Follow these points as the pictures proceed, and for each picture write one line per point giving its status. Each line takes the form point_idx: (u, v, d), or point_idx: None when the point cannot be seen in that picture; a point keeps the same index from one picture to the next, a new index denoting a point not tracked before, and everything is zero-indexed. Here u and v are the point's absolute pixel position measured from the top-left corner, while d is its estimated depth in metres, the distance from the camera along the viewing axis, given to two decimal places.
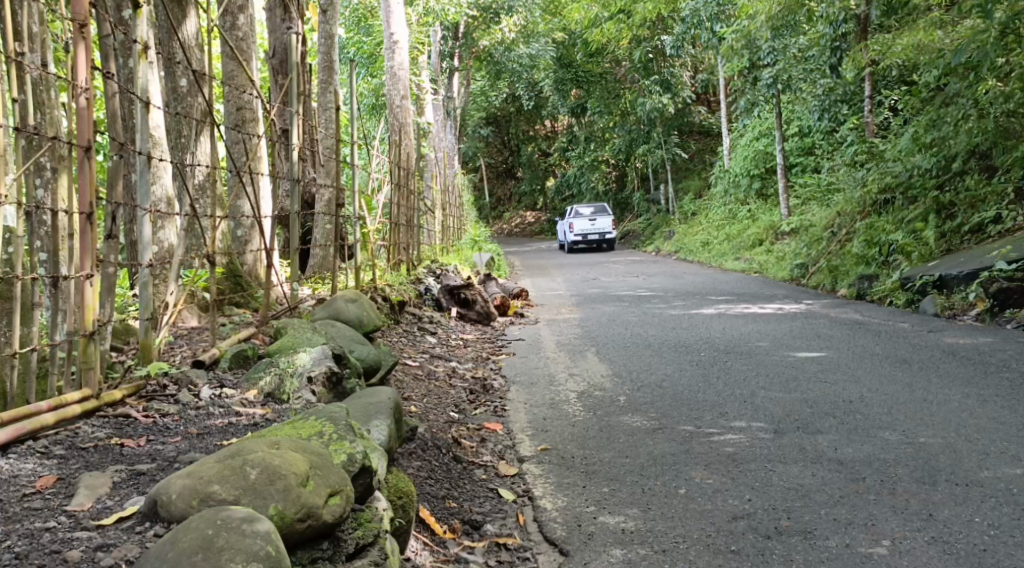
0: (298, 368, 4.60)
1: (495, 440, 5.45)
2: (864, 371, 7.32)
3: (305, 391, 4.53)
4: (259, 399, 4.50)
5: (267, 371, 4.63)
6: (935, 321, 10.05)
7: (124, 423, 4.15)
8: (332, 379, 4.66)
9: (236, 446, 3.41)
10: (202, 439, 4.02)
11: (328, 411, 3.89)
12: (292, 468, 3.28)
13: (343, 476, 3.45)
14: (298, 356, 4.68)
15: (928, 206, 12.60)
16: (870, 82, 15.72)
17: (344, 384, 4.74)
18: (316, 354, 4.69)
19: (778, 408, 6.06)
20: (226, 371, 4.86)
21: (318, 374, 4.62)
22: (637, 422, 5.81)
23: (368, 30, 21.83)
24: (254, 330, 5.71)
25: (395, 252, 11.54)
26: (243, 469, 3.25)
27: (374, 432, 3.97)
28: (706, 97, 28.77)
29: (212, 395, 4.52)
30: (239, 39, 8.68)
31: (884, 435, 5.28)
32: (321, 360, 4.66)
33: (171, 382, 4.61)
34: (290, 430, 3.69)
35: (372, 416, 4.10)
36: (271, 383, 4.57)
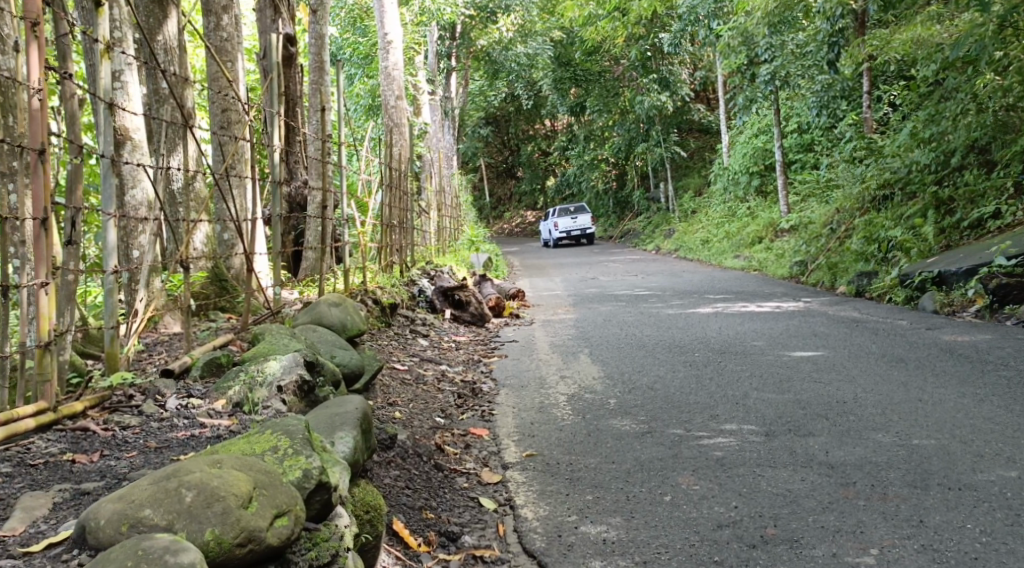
0: (268, 377, 4.47)
1: (479, 446, 5.34)
2: (859, 371, 7.20)
3: (275, 401, 4.41)
4: (227, 409, 4.38)
5: (236, 380, 4.51)
6: (934, 318, 9.93)
7: (82, 437, 4.04)
8: (304, 387, 4.53)
9: (174, 467, 3.29)
10: (158, 454, 3.91)
11: (285, 422, 3.75)
12: (232, 490, 3.16)
13: (293, 495, 3.32)
14: (268, 364, 4.54)
15: (927, 202, 12.47)
16: (869, 78, 15.60)
17: (317, 393, 4.61)
18: (288, 362, 4.55)
19: (770, 411, 5.93)
20: (197, 380, 4.74)
21: (289, 383, 4.48)
22: (626, 426, 5.69)
23: (364, 31, 21.70)
24: (232, 336, 5.59)
25: (388, 254, 11.42)
26: (178, 492, 3.13)
27: (338, 445, 3.84)
28: (705, 94, 28.63)
29: (178, 406, 4.39)
30: (222, 40, 8.54)
31: (877, 437, 5.15)
32: (292, 369, 4.53)
33: (138, 393, 4.53)
34: (241, 446, 3.57)
35: (337, 426, 3.97)
36: (239, 392, 4.43)
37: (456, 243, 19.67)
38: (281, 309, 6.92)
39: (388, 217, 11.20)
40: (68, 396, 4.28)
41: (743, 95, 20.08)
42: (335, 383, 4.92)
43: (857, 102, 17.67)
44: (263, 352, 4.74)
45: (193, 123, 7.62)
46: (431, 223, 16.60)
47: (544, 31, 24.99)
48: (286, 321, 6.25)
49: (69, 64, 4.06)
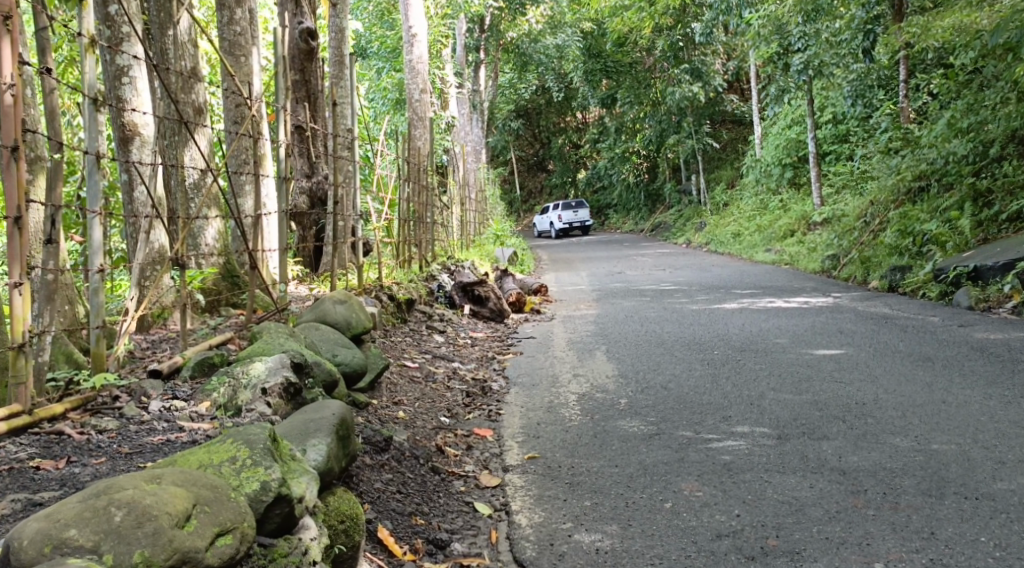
0: (252, 380, 4.43)
1: (482, 447, 5.23)
2: (883, 371, 6.99)
3: (259, 403, 4.36)
4: (210, 412, 4.35)
5: (221, 383, 4.48)
6: (967, 314, 9.67)
7: (55, 441, 4.00)
8: (289, 390, 4.48)
9: (108, 482, 3.11)
10: (126, 461, 3.84)
11: (250, 429, 3.62)
12: (166, 509, 2.99)
13: (240, 511, 3.19)
14: (253, 366, 4.50)
15: (964, 194, 12.19)
16: (905, 67, 15.30)
17: (303, 395, 4.56)
18: (272, 364, 4.51)
19: (784, 413, 5.75)
20: (186, 380, 4.72)
21: (273, 386, 4.43)
22: (634, 429, 5.55)
23: (391, 24, 21.63)
24: (232, 334, 5.52)
25: (407, 249, 11.32)
26: (107, 510, 2.95)
27: (310, 454, 3.76)
28: (739, 85, 28.26)
29: (160, 408, 4.38)
30: (236, 35, 8.39)
31: (895, 441, 4.97)
32: (277, 370, 4.48)
33: (125, 394, 4.52)
34: (199, 456, 3.43)
35: (310, 434, 3.87)
36: (224, 395, 4.42)
37: (483, 237, 19.56)
38: (286, 306, 6.84)
39: (407, 212, 11.09)
40: (48, 398, 4.28)
41: (775, 85, 19.74)
42: (329, 383, 4.85)
43: (894, 91, 17.33)
44: (255, 352, 4.70)
45: (204, 118, 7.53)
46: (454, 218, 16.46)
47: (574, 23, 24.76)
48: (291, 319, 6.20)
49: (48, 58, 4.04)
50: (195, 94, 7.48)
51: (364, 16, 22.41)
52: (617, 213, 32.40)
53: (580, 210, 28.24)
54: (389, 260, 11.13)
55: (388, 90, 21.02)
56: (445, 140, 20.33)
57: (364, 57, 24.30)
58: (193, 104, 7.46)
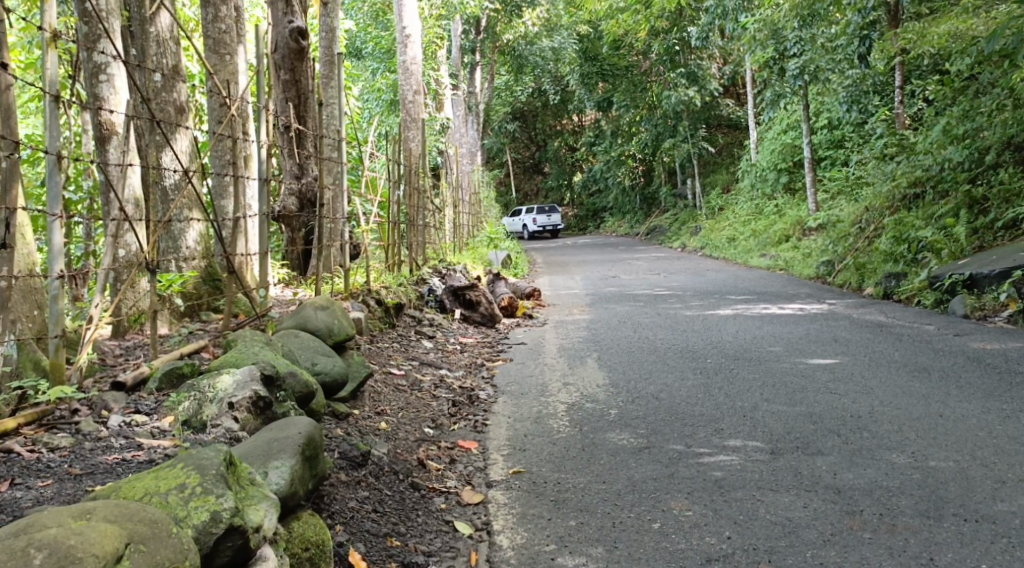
0: (219, 393, 4.32)
1: (465, 461, 5.04)
2: (879, 381, 6.82)
3: (225, 418, 4.27)
4: (173, 427, 4.30)
5: (187, 396, 4.38)
6: (962, 323, 9.51)
7: (5, 459, 3.96)
8: (259, 404, 4.37)
9: (32, 519, 3.04)
10: (76, 482, 3.79)
11: (207, 453, 3.57)
12: (94, 549, 2.91)
13: (179, 547, 3.12)
14: (221, 379, 4.39)
15: (959, 201, 12.05)
16: (901, 73, 15.19)
17: (274, 409, 4.44)
18: (241, 376, 4.40)
19: (778, 426, 5.58)
20: (151, 392, 4.66)
21: (241, 400, 4.33)
22: (623, 441, 5.37)
23: (386, 25, 21.38)
24: (206, 342, 5.37)
25: (397, 251, 11.07)
26: (27, 552, 2.85)
27: (271, 478, 3.69)
28: (735, 89, 28.11)
29: (121, 423, 4.33)
30: (221, 32, 8.16)
31: (891, 457, 4.80)
32: (245, 384, 4.37)
33: (85, 407, 4.47)
34: (149, 484, 3.39)
35: (273, 454, 3.80)
36: (188, 409, 4.32)
37: (476, 240, 19.37)
38: (266, 312, 6.68)
39: (398, 215, 10.91)
40: (4, 412, 4.25)
41: (772, 90, 19.58)
42: (304, 396, 4.69)
43: (890, 97, 17.21)
44: (228, 362, 4.58)
45: (186, 117, 7.35)
46: (447, 221, 16.27)
47: (570, 26, 24.61)
48: (271, 325, 6.04)
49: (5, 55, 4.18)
50: (177, 93, 7.30)
51: (358, 16, 22.10)
52: (613, 216, 32.21)
53: (553, 213, 29.95)
54: (378, 264, 10.91)
55: (382, 91, 20.93)
56: (439, 142, 20.14)
57: (359, 58, 24.08)
58: (175, 103, 7.28)
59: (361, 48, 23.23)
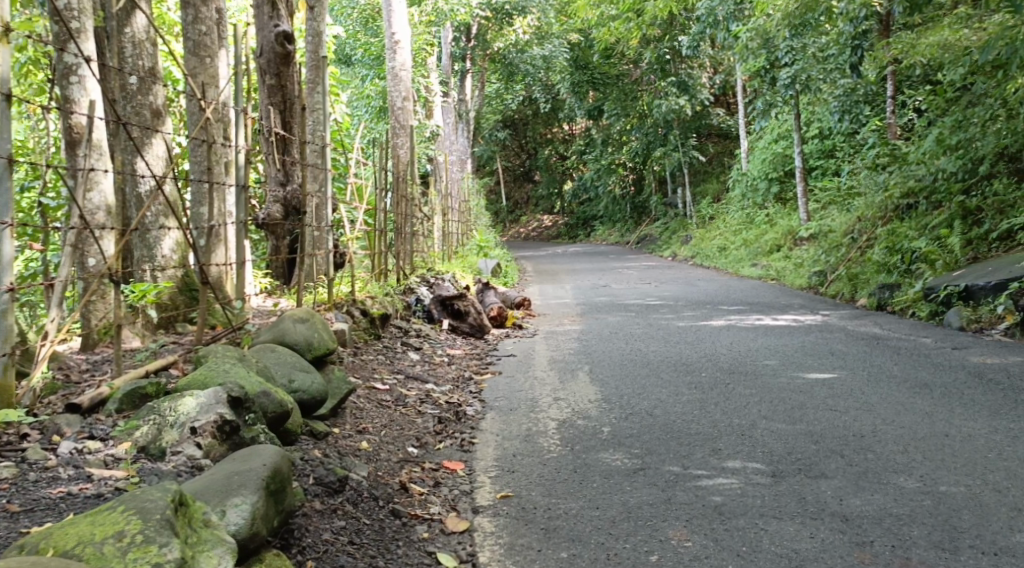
0: (181, 417, 4.14)
1: (450, 484, 4.77)
2: (880, 397, 6.58)
3: (187, 445, 4.08)
4: (130, 454, 4.07)
5: (146, 420, 4.19)
6: (960, 335, 9.30)
7: None
8: (224, 428, 4.15)
9: None
10: (15, 522, 3.54)
11: (151, 491, 3.36)
12: None
13: None
14: (183, 402, 4.19)
15: (953, 211, 11.86)
16: (892, 82, 15.04)
17: (241, 433, 4.21)
18: (205, 398, 4.20)
19: (779, 445, 5.34)
20: (110, 414, 4.40)
21: (205, 425, 4.12)
22: (617, 462, 5.10)
23: (376, 32, 21.08)
24: (175, 357, 5.11)
25: (384, 260, 10.76)
26: None
27: (229, 516, 3.49)
28: (725, 99, 28.13)
29: (72, 450, 4.07)
30: (201, 34, 7.71)
31: (900, 481, 4.56)
32: (210, 407, 4.17)
33: (36, 431, 4.22)
34: (86, 530, 3.19)
35: (233, 490, 3.58)
36: (147, 434, 4.12)
37: (465, 248, 19.05)
38: (243, 322, 6.39)
39: (384, 223, 10.60)
40: None
41: (762, 99, 19.39)
42: (277, 417, 4.47)
43: (880, 107, 17.06)
44: (196, 382, 4.38)
45: (162, 121, 7.07)
46: (435, 229, 15.98)
47: (560, 34, 24.36)
48: (248, 338, 5.78)
49: None
50: (153, 96, 7.05)
51: (346, 22, 21.69)
52: (603, 224, 31.98)
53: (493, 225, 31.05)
54: (364, 273, 10.60)
55: (371, 98, 20.71)
56: (428, 149, 19.85)
57: (348, 65, 23.79)
58: (150, 106, 7.03)
59: (350, 55, 22.91)
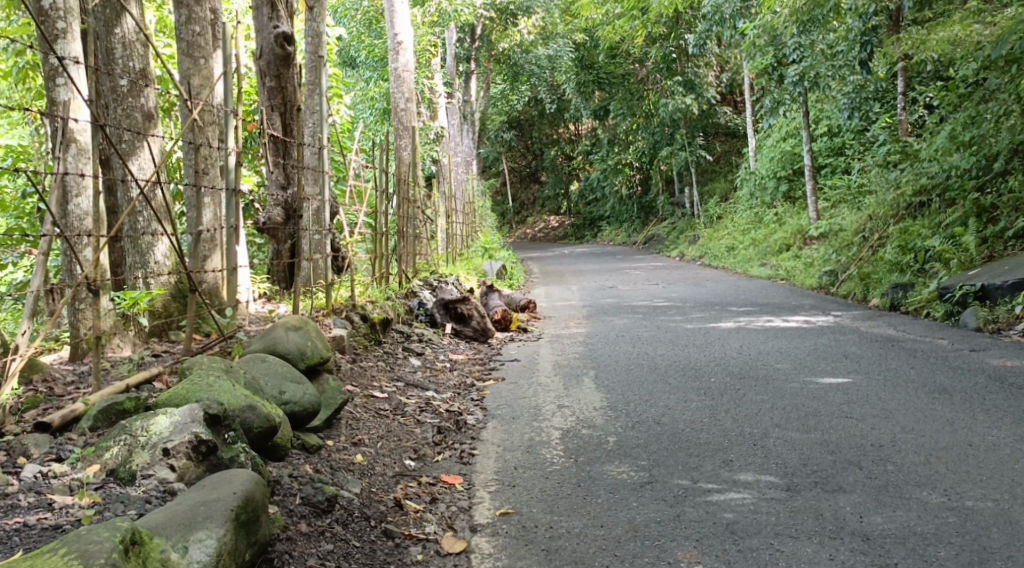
0: (152, 437, 3.98)
1: (449, 500, 4.61)
2: (897, 403, 6.37)
3: (159, 467, 3.92)
4: (98, 478, 3.91)
5: (116, 440, 4.02)
6: (976, 336, 9.05)
7: None
8: (200, 448, 3.98)
9: None
10: None
11: (101, 528, 3.26)
12: None
13: None
14: (156, 421, 4.03)
15: (968, 210, 11.58)
16: (903, 78, 14.79)
17: (219, 453, 4.03)
18: (179, 417, 4.04)
19: (793, 456, 5.11)
20: (82, 434, 4.25)
21: (179, 446, 3.96)
22: (623, 475, 4.88)
23: (380, 33, 20.63)
24: (159, 370, 4.91)
25: (385, 264, 10.44)
26: None
27: (192, 552, 3.41)
28: (732, 97, 27.79)
29: (36, 473, 3.93)
30: (195, 35, 7.42)
31: (922, 495, 4.39)
32: (184, 427, 4.01)
33: (3, 453, 4.09)
34: None
35: (198, 524, 3.50)
36: (116, 456, 3.96)
37: (470, 250, 18.80)
38: (236, 331, 6.13)
39: (386, 226, 10.35)
40: None
41: (770, 97, 19.09)
42: (260, 435, 4.32)
43: (891, 104, 16.75)
44: (177, 397, 4.22)
45: (153, 125, 6.83)
46: (439, 231, 15.75)
47: (566, 34, 24.06)
48: (239, 347, 5.57)
49: None
50: (144, 98, 6.82)
51: (349, 24, 21.46)
52: (610, 225, 31.71)
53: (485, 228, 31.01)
54: (365, 277, 10.35)
55: (375, 100, 20.50)
56: (433, 151, 19.60)
57: (352, 66, 23.59)
58: (142, 109, 6.79)
59: (353, 56, 22.67)
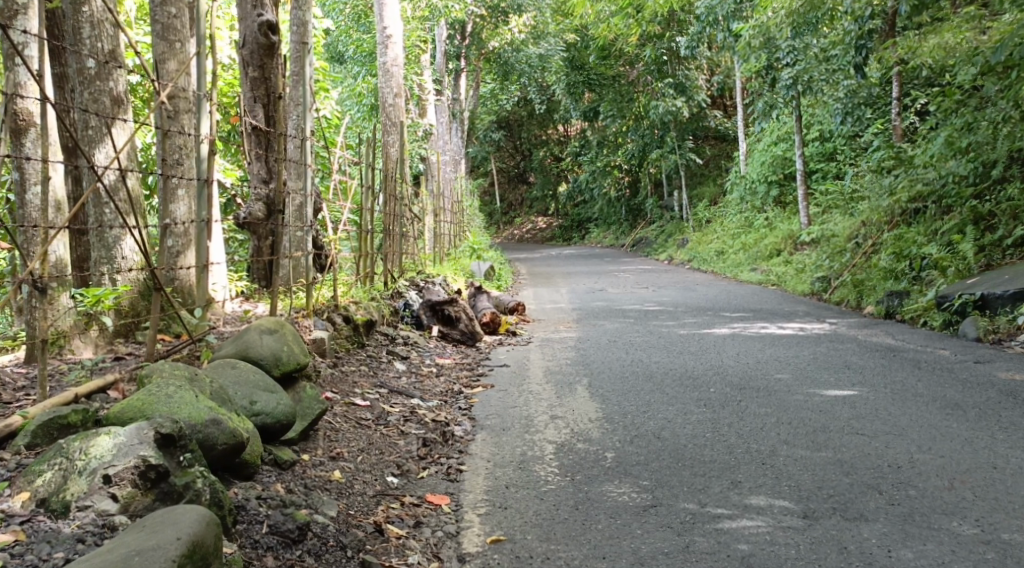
0: (92, 462, 3.57)
1: (434, 524, 4.26)
2: (909, 418, 6.00)
3: (98, 498, 3.50)
4: (27, 510, 3.50)
5: (50, 466, 3.61)
6: (979, 347, 8.70)
7: None
8: (148, 475, 3.58)
9: None
10: None
11: None
12: None
13: None
14: (97, 443, 3.62)
15: (964, 217, 11.23)
16: (897, 83, 14.45)
17: (171, 480, 3.63)
18: (125, 438, 3.65)
19: (806, 477, 4.72)
20: (20, 452, 3.82)
21: (123, 473, 3.55)
22: (625, 497, 4.49)
23: (368, 27, 20.14)
24: (114, 377, 4.49)
25: (368, 263, 10.01)
26: None
27: None
28: (721, 100, 27.37)
29: None
30: (171, 16, 6.98)
31: (951, 526, 4.07)
32: (129, 451, 3.61)
33: None
34: None
35: None
36: (51, 484, 3.55)
37: (457, 250, 18.38)
38: (206, 333, 5.65)
39: (370, 223, 9.90)
40: None
41: (763, 101, 18.53)
42: (226, 451, 3.94)
43: (885, 109, 16.39)
44: (131, 410, 3.83)
45: (123, 110, 6.42)
46: (427, 230, 15.32)
47: (557, 33, 23.65)
48: (208, 351, 5.16)
49: None
50: (114, 81, 6.40)
51: (338, 18, 20.98)
52: (598, 227, 31.39)
53: None
54: (347, 276, 9.89)
55: (363, 95, 20.05)
56: (420, 149, 19.17)
57: (340, 62, 23.12)
58: (110, 93, 6.38)
59: (342, 51, 22.20)
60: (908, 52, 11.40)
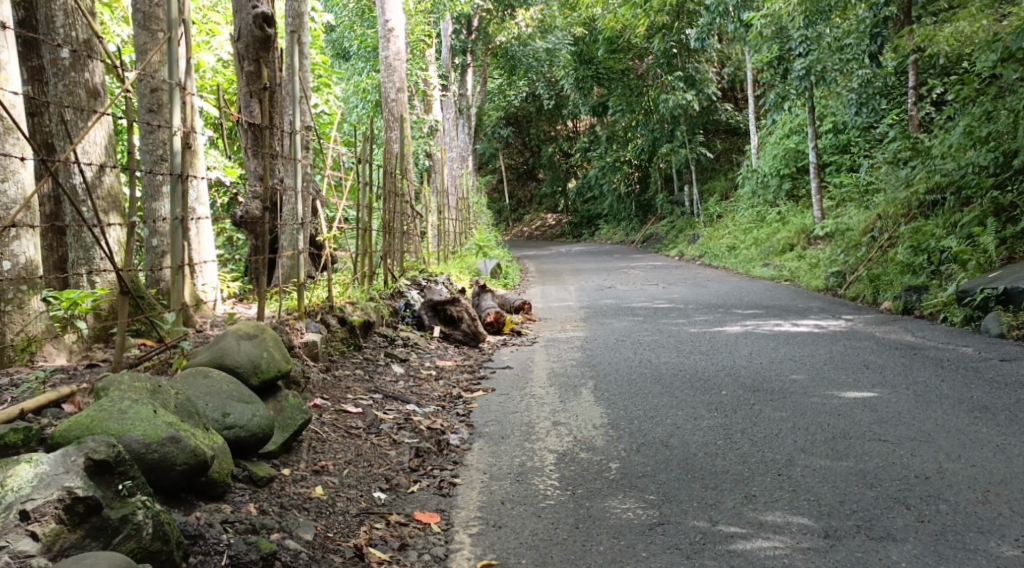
0: (9, 496, 3.27)
1: (421, 547, 4.01)
2: (934, 422, 5.62)
3: (15, 536, 3.20)
4: None
5: None
6: (1003, 344, 8.30)
7: None
8: (75, 509, 3.30)
9: None
10: None
11: None
12: None
13: None
14: (18, 472, 3.32)
15: (985, 209, 10.80)
16: (914, 71, 13.99)
17: (105, 512, 3.36)
18: (48, 467, 3.35)
19: (826, 489, 4.37)
20: None
21: (46, 507, 3.26)
22: (629, 514, 4.18)
23: (372, 22, 19.75)
24: (67, 392, 4.19)
25: (367, 262, 9.68)
26: None
27: None
28: (733, 93, 26.84)
29: None
30: (153, 5, 6.65)
31: (989, 545, 3.81)
32: (52, 482, 3.32)
33: None
34: None
35: None
36: None
37: (463, 248, 18.03)
38: (182, 338, 5.29)
39: (368, 220, 9.54)
40: None
41: (774, 92, 18.10)
42: (184, 472, 3.70)
43: (900, 100, 15.91)
44: (77, 427, 3.61)
45: (101, 104, 6.11)
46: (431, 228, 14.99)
47: (564, 26, 23.19)
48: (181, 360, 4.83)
49: None
50: (89, 73, 6.10)
51: (341, 13, 20.66)
52: (608, 223, 30.95)
53: None
54: (344, 275, 9.54)
55: (366, 92, 19.65)
56: (425, 146, 18.82)
57: (345, 59, 22.75)
58: (86, 84, 6.07)
59: (347, 47, 21.86)
60: (925, 39, 10.98)
